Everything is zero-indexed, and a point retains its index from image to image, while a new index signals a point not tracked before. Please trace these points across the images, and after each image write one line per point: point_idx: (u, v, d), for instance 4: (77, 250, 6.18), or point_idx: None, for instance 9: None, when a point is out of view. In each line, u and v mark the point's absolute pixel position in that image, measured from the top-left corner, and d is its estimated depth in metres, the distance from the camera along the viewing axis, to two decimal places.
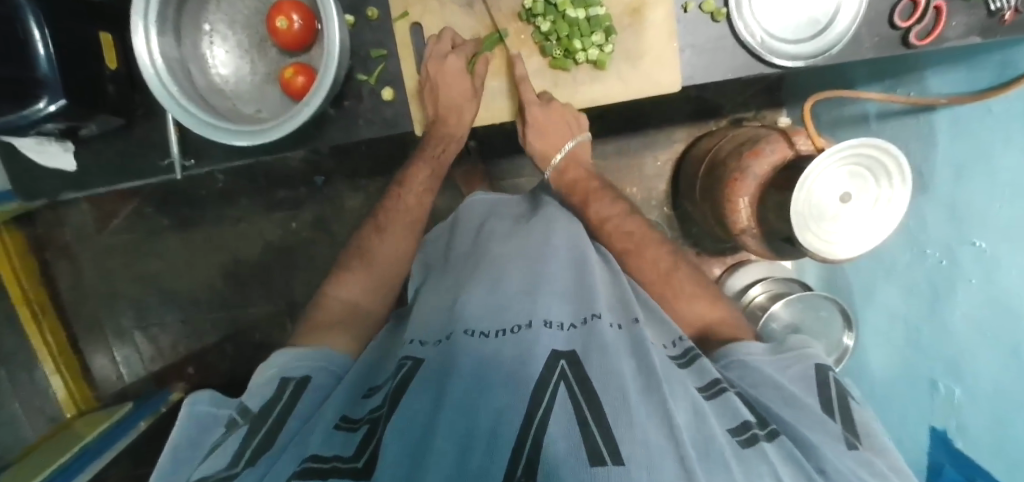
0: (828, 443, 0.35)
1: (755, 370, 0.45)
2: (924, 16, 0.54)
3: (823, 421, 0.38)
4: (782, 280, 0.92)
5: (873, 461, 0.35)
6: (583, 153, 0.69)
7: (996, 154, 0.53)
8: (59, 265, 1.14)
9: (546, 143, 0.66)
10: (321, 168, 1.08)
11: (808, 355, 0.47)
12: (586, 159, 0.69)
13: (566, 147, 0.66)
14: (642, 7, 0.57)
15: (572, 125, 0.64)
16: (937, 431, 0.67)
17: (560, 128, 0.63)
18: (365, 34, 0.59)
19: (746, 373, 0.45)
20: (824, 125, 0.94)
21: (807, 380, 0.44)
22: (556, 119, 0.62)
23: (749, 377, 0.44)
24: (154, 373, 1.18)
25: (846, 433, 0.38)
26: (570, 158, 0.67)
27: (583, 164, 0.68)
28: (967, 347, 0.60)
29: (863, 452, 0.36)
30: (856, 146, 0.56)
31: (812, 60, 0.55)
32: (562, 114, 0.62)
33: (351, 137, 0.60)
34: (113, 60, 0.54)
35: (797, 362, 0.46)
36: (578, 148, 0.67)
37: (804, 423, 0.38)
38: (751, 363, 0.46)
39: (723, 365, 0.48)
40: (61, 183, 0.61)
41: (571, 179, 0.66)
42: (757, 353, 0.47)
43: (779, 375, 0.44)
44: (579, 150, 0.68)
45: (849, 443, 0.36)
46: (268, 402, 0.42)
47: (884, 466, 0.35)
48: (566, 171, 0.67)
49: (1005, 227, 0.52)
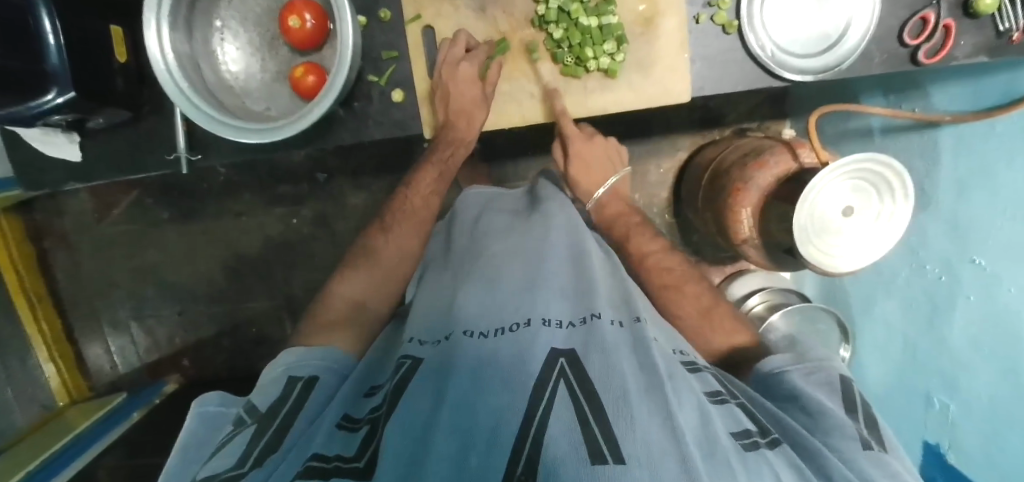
0: (845, 448, 0.36)
1: (781, 383, 0.45)
2: (933, 35, 0.55)
3: (840, 424, 0.38)
4: (780, 290, 0.92)
5: (891, 464, 0.35)
6: (625, 188, 0.71)
7: (1000, 172, 0.53)
8: (56, 255, 1.14)
9: (589, 177, 0.69)
10: (323, 165, 1.08)
11: (832, 365, 0.46)
12: (627, 195, 0.71)
13: (609, 182, 0.68)
14: (655, 16, 0.57)
15: (614, 159, 0.70)
16: (930, 446, 0.67)
17: (601, 162, 0.69)
18: (377, 35, 0.59)
19: (780, 388, 0.45)
20: (827, 138, 0.95)
21: (833, 387, 0.44)
22: (597, 154, 0.69)
23: (775, 394, 0.45)
24: (150, 365, 1.18)
25: (866, 436, 0.38)
26: (614, 193, 0.69)
27: (625, 200, 0.69)
28: (964, 362, 0.60)
29: (883, 454, 0.36)
30: (859, 161, 0.56)
31: (822, 75, 0.55)
32: (601, 149, 0.69)
33: (359, 138, 0.60)
34: (123, 53, 0.54)
35: (823, 369, 0.45)
36: (619, 184, 0.70)
37: (824, 433, 0.38)
38: (785, 376, 0.45)
39: (753, 382, 0.48)
40: (65, 173, 0.61)
41: (612, 212, 0.67)
42: (789, 365, 0.46)
43: (805, 385, 0.44)
44: (621, 186, 0.70)
45: (865, 442, 0.37)
46: (275, 403, 0.41)
47: (902, 469, 0.36)
48: (608, 206, 0.68)
49: (1005, 246, 0.52)
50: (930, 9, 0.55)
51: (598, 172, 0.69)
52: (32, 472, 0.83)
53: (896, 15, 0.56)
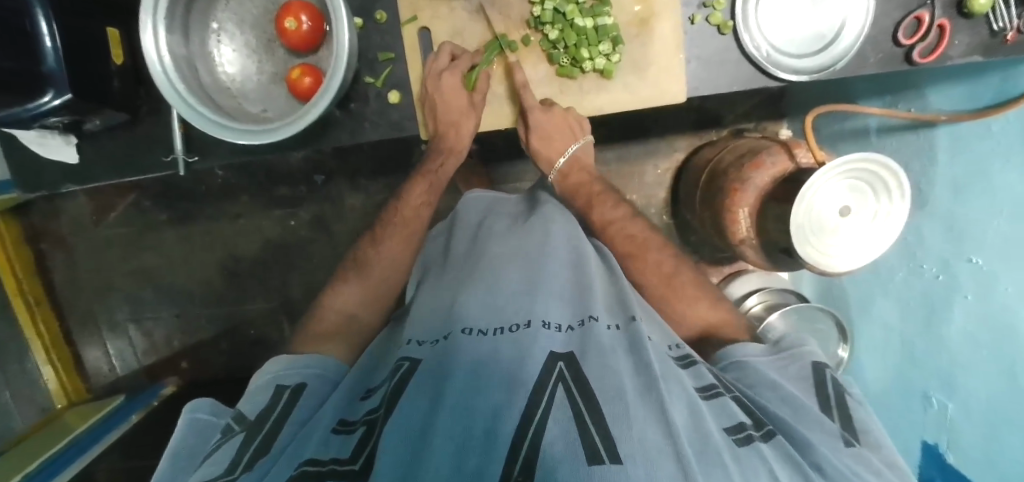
0: (828, 442, 0.36)
1: (753, 375, 0.45)
2: (928, 35, 0.55)
3: (822, 420, 0.38)
4: (778, 290, 0.91)
5: (872, 458, 0.35)
6: (587, 156, 0.67)
7: (996, 171, 0.53)
8: (54, 257, 1.14)
9: (549, 147, 0.64)
10: (322, 167, 1.08)
11: (803, 354, 0.47)
12: (589, 163, 0.68)
13: (569, 151, 0.64)
14: (650, 18, 0.57)
15: (574, 128, 0.63)
16: (929, 445, 0.67)
17: (562, 133, 0.63)
18: (374, 36, 0.59)
19: (750, 378, 0.45)
20: (824, 138, 0.95)
21: (806, 379, 0.44)
22: (559, 125, 0.62)
23: (754, 383, 0.44)
24: (148, 367, 1.18)
25: (845, 432, 0.38)
26: (574, 162, 0.66)
27: (586, 169, 0.67)
28: (961, 361, 0.60)
29: (862, 450, 0.36)
30: (856, 161, 0.56)
31: (816, 76, 0.56)
32: (564, 119, 0.61)
33: (356, 139, 0.61)
34: (120, 55, 0.54)
35: (798, 362, 0.46)
36: (580, 151, 0.66)
37: (803, 425, 0.38)
38: (755, 368, 0.45)
39: (729, 372, 0.47)
40: (62, 175, 0.61)
41: (573, 184, 0.66)
42: (760, 358, 0.47)
43: (777, 378, 0.44)
44: (582, 154, 0.66)
45: (846, 440, 0.37)
46: (264, 409, 0.42)
47: (881, 464, 0.35)
48: (569, 176, 0.66)
49: (1001, 244, 0.52)
50: (924, 9, 0.55)
51: (559, 142, 0.63)
52: (31, 475, 0.82)
53: (890, 16, 0.56)
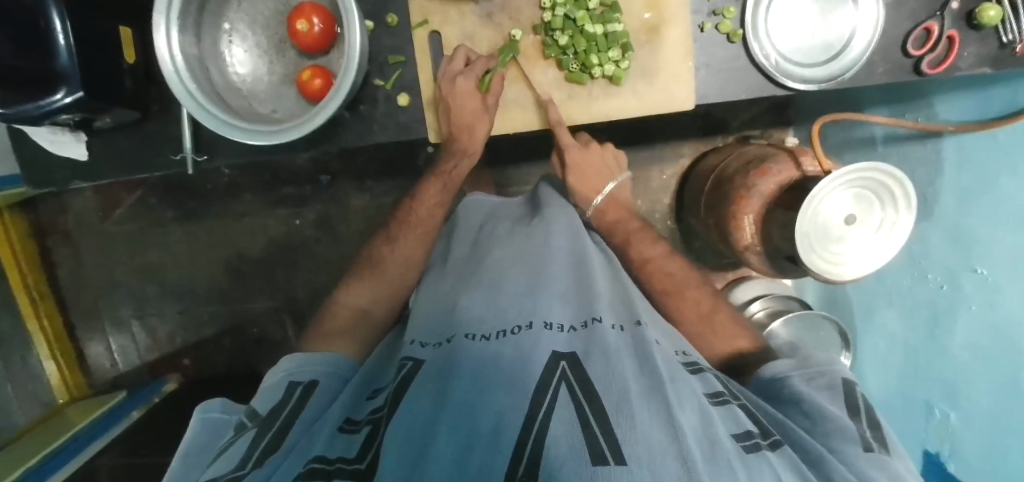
0: (848, 451, 0.37)
1: (781, 387, 0.45)
2: (937, 46, 0.55)
3: (841, 427, 0.39)
4: (782, 297, 0.91)
5: (892, 464, 0.36)
6: (624, 194, 0.69)
7: (1003, 182, 0.53)
8: (60, 252, 1.14)
9: (586, 183, 0.66)
10: (327, 167, 1.07)
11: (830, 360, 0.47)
12: (626, 201, 0.69)
13: (607, 188, 0.66)
14: (660, 25, 0.57)
15: (612, 164, 0.68)
16: (931, 455, 0.67)
17: (600, 170, 0.67)
18: (385, 39, 0.60)
19: (778, 391, 0.45)
20: (831, 146, 0.95)
21: (832, 384, 0.44)
22: (596, 160, 0.67)
23: (776, 397, 0.45)
24: (150, 363, 1.18)
25: (868, 438, 0.38)
26: (612, 199, 0.67)
27: (624, 206, 0.68)
28: (964, 372, 0.60)
29: (885, 456, 0.36)
30: (861, 170, 0.55)
31: (824, 85, 0.56)
32: (599, 155, 0.67)
33: (363, 140, 0.61)
34: (132, 54, 0.55)
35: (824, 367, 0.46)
36: (617, 189, 0.68)
37: (827, 437, 0.39)
38: (781, 378, 0.46)
39: (754, 387, 0.48)
40: (71, 171, 0.61)
41: (612, 219, 0.66)
42: (786, 366, 0.47)
43: (804, 387, 0.44)
44: (619, 192, 0.68)
45: (867, 445, 0.37)
46: (276, 405, 0.42)
47: (905, 471, 0.35)
48: (608, 213, 0.66)
49: (1006, 257, 0.52)
50: (934, 20, 0.55)
51: (597, 177, 0.66)
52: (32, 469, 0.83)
53: (899, 27, 0.57)
